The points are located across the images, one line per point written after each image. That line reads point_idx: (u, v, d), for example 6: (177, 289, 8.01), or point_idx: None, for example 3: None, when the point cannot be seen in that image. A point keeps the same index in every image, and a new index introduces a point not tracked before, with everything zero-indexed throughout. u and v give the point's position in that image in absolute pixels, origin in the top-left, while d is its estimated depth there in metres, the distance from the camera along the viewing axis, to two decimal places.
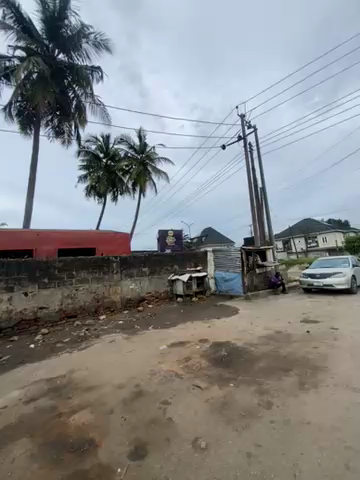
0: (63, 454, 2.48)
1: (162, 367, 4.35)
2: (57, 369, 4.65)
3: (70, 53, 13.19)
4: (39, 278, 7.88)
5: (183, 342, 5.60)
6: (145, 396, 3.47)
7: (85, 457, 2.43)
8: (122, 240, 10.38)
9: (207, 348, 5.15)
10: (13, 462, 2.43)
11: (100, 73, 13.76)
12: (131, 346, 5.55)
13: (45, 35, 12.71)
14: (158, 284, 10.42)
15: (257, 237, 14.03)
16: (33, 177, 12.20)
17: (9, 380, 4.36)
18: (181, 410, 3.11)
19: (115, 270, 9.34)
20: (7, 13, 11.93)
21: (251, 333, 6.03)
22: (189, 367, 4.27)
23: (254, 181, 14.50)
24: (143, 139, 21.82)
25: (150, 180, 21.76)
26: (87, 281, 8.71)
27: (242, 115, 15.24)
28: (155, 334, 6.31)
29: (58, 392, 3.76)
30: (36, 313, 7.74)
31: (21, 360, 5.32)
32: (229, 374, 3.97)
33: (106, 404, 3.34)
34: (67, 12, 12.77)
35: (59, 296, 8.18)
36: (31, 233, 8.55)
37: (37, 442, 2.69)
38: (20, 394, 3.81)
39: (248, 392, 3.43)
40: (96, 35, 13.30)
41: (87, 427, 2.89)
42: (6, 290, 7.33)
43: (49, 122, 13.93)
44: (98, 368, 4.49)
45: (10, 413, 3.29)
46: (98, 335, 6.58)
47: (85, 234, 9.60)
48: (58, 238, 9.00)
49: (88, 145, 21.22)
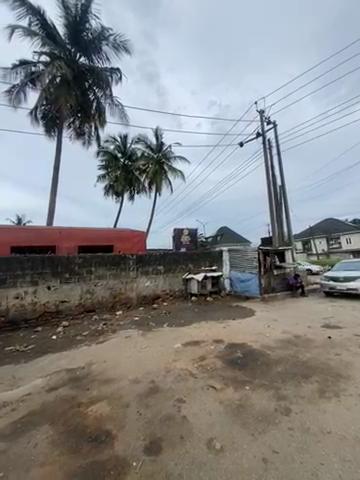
0: (82, 444, 2.59)
1: (177, 365, 4.39)
2: (77, 360, 4.88)
3: (91, 56, 13.66)
4: (61, 272, 8.28)
5: (197, 341, 5.60)
6: (160, 392, 3.53)
7: (101, 448, 2.52)
8: (138, 238, 10.59)
9: (222, 349, 5.10)
10: (35, 446, 2.60)
11: (119, 74, 14.20)
12: (146, 343, 5.67)
13: (68, 39, 13.20)
14: (172, 282, 10.48)
15: (274, 238, 13.59)
16: (55, 177, 12.79)
17: (33, 369, 4.65)
18: (196, 409, 3.11)
19: (132, 267, 9.55)
20: (33, 20, 12.51)
21: (267, 336, 5.86)
22: (203, 367, 4.26)
23: (273, 178, 14.00)
24: (160, 139, 21.97)
25: (166, 179, 21.93)
26: (105, 277, 9.01)
27: (261, 110, 14.77)
28: (170, 332, 6.38)
29: (78, 383, 3.94)
30: (57, 306, 8.16)
31: (44, 349, 5.65)
32: (245, 376, 3.90)
33: (122, 397, 3.44)
34: (88, 16, 13.26)
35: (79, 290, 8.55)
36: (54, 230, 9.02)
37: (58, 429, 2.85)
38: (43, 382, 4.05)
39: (265, 396, 3.34)
40: (115, 36, 13.68)
41: (105, 418, 3.01)
42: (31, 284, 7.81)
43: (71, 124, 14.40)
44: (115, 362, 4.64)
45: (34, 400, 3.51)
46: (114, 330, 6.78)
47: (103, 232, 9.92)
48: (79, 236, 9.39)
49: (106, 145, 21.85)
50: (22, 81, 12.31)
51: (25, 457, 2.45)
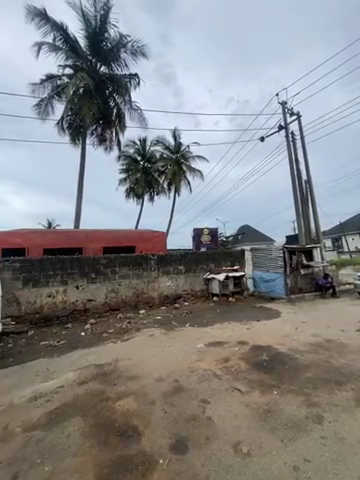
0: (111, 437, 2.71)
1: (200, 365, 4.38)
2: (104, 356, 5.12)
3: (111, 65, 14.26)
4: (88, 272, 8.74)
5: (221, 342, 5.52)
6: (185, 392, 3.54)
7: (129, 443, 2.61)
8: (158, 238, 10.77)
9: (246, 351, 4.96)
10: (69, 437, 2.77)
11: (137, 79, 14.69)
12: (169, 342, 5.72)
13: (89, 50, 13.87)
14: (193, 282, 10.47)
15: (301, 235, 12.85)
16: (81, 182, 13.54)
17: (65, 362, 4.98)
18: (221, 411, 3.07)
19: (153, 267, 9.74)
20: (57, 35, 13.25)
21: (295, 338, 5.57)
22: (227, 368, 4.19)
23: (297, 172, 13.27)
24: (178, 139, 22.07)
25: (185, 179, 21.95)
26: (128, 276, 9.31)
27: (283, 101, 14.05)
28: (192, 332, 6.38)
29: (106, 378, 4.13)
30: (85, 304, 8.64)
31: (74, 345, 6.03)
32: (272, 380, 3.75)
33: (148, 394, 3.53)
34: (107, 26, 13.86)
35: (104, 290, 8.95)
36: (80, 232, 9.55)
37: (88, 421, 3.01)
38: (74, 376, 4.32)
39: (294, 402, 3.18)
40: (132, 43, 14.21)
41: (132, 413, 3.11)
42: (61, 283, 8.36)
43: (94, 131, 15.04)
44: (140, 360, 4.78)
45: (67, 392, 3.76)
46: (138, 328, 6.97)
47: (126, 233, 10.26)
48: (103, 237, 9.84)
49: (127, 149, 22.56)
50: (49, 95, 13.22)
51: (59, 446, 2.64)
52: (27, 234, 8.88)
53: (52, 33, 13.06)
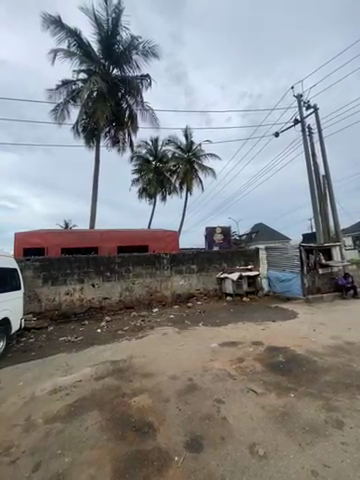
0: (127, 432, 2.78)
1: (214, 365, 4.36)
2: (120, 353, 5.25)
3: (123, 67, 14.49)
4: (103, 271, 8.99)
5: (235, 342, 5.46)
6: (199, 391, 3.54)
7: (145, 438, 2.66)
8: (171, 238, 10.84)
9: (261, 352, 4.86)
10: (87, 430, 2.88)
11: (148, 80, 14.83)
12: (183, 341, 5.74)
13: (102, 54, 14.17)
14: (206, 281, 10.42)
15: (319, 233, 12.33)
16: (95, 184, 13.93)
17: (83, 358, 5.16)
18: (236, 411, 3.04)
19: (166, 266, 9.81)
20: (71, 41, 13.67)
21: (313, 340, 5.37)
22: (242, 369, 4.13)
23: (315, 167, 12.73)
24: (189, 138, 22.00)
25: (197, 178, 21.85)
26: (141, 275, 9.47)
27: (299, 94, 13.50)
28: (206, 331, 6.35)
29: (121, 374, 4.24)
30: (100, 302, 8.90)
31: (91, 341, 6.24)
32: (288, 383, 3.65)
33: (162, 392, 3.57)
34: (119, 29, 14.12)
35: (119, 288, 9.16)
36: (96, 232, 9.84)
37: (105, 416, 3.11)
38: (91, 371, 4.47)
39: (313, 406, 3.08)
40: (144, 44, 14.42)
41: (147, 410, 3.17)
42: (78, 281, 8.67)
43: (107, 133, 15.28)
44: (154, 358, 4.84)
45: (85, 387, 3.90)
46: (152, 326, 7.07)
47: (139, 233, 10.43)
48: (117, 237, 10.07)
49: (139, 150, 22.83)
50: (65, 100, 13.69)
51: (78, 438, 2.75)
52: (46, 235, 9.30)
53: (66, 40, 13.48)
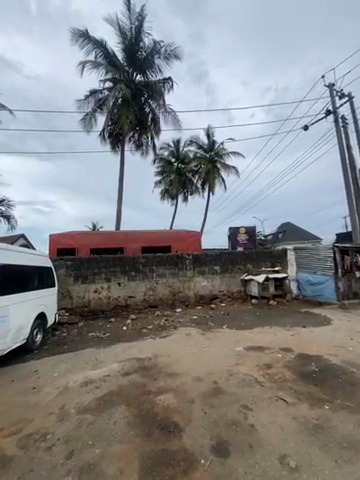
0: (153, 430, 2.83)
1: (240, 369, 4.23)
2: (145, 351, 5.39)
3: (146, 72, 14.95)
4: (128, 271, 9.31)
5: (262, 347, 5.24)
6: (224, 395, 3.47)
7: (171, 438, 2.68)
8: (193, 238, 10.81)
9: (291, 359, 4.60)
10: (115, 423, 3.01)
11: (170, 82, 15.09)
12: (206, 342, 5.69)
13: (126, 61, 14.71)
14: (230, 283, 10.20)
15: (356, 232, 11.29)
16: (120, 186, 14.53)
17: (111, 354, 5.41)
18: (264, 419, 2.92)
19: (189, 266, 9.82)
20: (98, 52, 14.38)
21: (351, 350, 4.92)
22: (270, 376, 3.95)
23: (350, 161, 11.68)
24: (212, 137, 21.75)
25: (219, 177, 21.51)
26: (164, 275, 9.61)
27: (330, 83, 12.52)
28: (230, 334, 6.21)
29: (147, 372, 4.34)
30: (126, 301, 9.24)
31: (118, 338, 6.51)
32: (322, 394, 3.39)
33: (187, 393, 3.57)
34: (141, 36, 14.61)
35: (143, 287, 9.41)
36: (121, 233, 10.26)
37: (132, 411, 3.21)
38: (119, 366, 4.66)
39: (351, 421, 2.82)
40: (166, 47, 14.80)
41: (172, 409, 3.20)
42: (106, 280, 9.12)
43: (131, 138, 15.80)
44: (178, 358, 4.87)
45: (113, 381, 4.08)
46: (175, 326, 7.14)
47: (162, 233, 10.60)
48: (141, 237, 10.36)
49: (161, 152, 23.21)
50: (93, 109, 14.51)
51: (107, 431, 2.88)
52: (76, 235, 9.96)
53: (94, 51, 14.25)
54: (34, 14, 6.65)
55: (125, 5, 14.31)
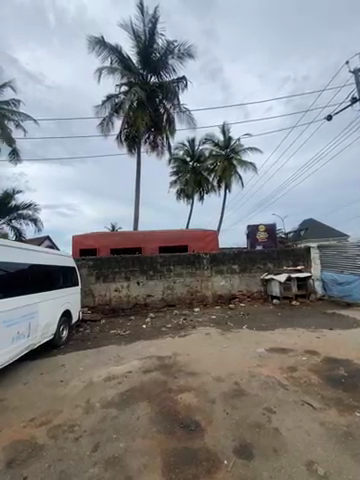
0: (175, 428, 2.86)
1: (262, 371, 4.12)
2: (164, 349, 5.47)
3: (160, 73, 15.11)
4: (146, 270, 9.48)
5: (285, 349, 5.05)
6: (246, 396, 3.40)
7: (193, 437, 2.69)
8: (210, 237, 10.73)
9: (317, 362, 4.37)
10: (138, 419, 3.08)
11: (184, 81, 15.14)
12: (226, 343, 5.61)
13: (140, 64, 14.94)
14: (249, 282, 9.96)
15: None
16: (137, 188, 14.81)
17: (132, 351, 5.55)
18: (289, 424, 2.81)
19: (206, 266, 9.75)
20: (113, 58, 14.74)
21: None
22: (295, 379, 3.79)
23: None
24: (227, 134, 21.35)
25: (236, 174, 21.07)
26: (182, 274, 9.64)
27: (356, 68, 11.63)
28: (251, 335, 6.07)
29: (167, 370, 4.39)
30: (145, 300, 9.42)
31: (138, 336, 6.66)
32: (353, 400, 3.19)
33: (208, 392, 3.56)
34: (155, 38, 14.78)
35: (161, 286, 9.53)
36: (139, 234, 10.48)
37: (154, 408, 3.27)
38: (139, 364, 4.77)
39: None
40: (179, 47, 14.87)
41: (193, 408, 3.20)
42: (125, 279, 9.37)
43: (146, 139, 15.93)
44: (198, 357, 4.87)
45: (134, 378, 4.18)
46: (194, 326, 7.13)
47: (179, 233, 10.65)
48: (159, 237, 10.49)
49: (176, 152, 23.26)
50: (110, 113, 14.95)
51: (130, 426, 2.96)
52: (97, 236, 10.36)
53: (109, 57, 14.64)
54: (53, 26, 7.00)
55: (138, 9, 14.54)
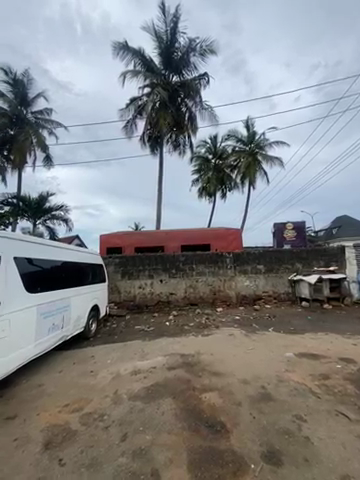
0: (200, 426, 2.87)
1: (291, 377, 3.92)
2: (188, 347, 5.50)
3: (182, 72, 15.12)
4: (169, 268, 9.61)
5: (316, 355, 4.74)
6: (274, 401, 3.28)
7: (218, 437, 2.68)
8: (234, 236, 10.51)
9: (353, 371, 4.03)
10: (163, 414, 3.15)
11: (206, 78, 15.00)
12: (251, 345, 5.45)
13: (162, 65, 15.07)
14: (275, 283, 9.53)
15: None
16: (160, 188, 15.06)
17: (156, 347, 5.70)
18: (322, 434, 2.64)
19: (229, 265, 9.56)
20: (136, 61, 15.09)
21: None
22: (328, 388, 3.54)
23: None
24: (251, 128, 20.59)
25: (260, 170, 20.28)
26: (204, 273, 9.58)
27: None
28: (278, 338, 5.81)
29: (191, 368, 4.42)
30: (167, 297, 9.57)
31: (161, 332, 6.80)
32: None
33: (233, 394, 3.50)
34: (177, 37, 14.84)
35: (183, 285, 9.59)
36: (162, 233, 10.67)
37: (179, 405, 3.31)
38: (164, 360, 4.87)
39: None
40: (201, 44, 14.74)
41: (218, 409, 3.18)
42: (148, 277, 9.62)
43: (169, 139, 16.03)
44: (222, 358, 4.81)
45: (159, 374, 4.28)
46: (217, 325, 7.06)
47: (201, 232, 10.59)
48: (181, 236, 10.56)
49: (198, 150, 23.09)
50: (133, 116, 15.36)
51: (156, 420, 3.04)
52: (122, 235, 10.79)
53: (133, 61, 15.01)
54: None
55: (160, 10, 14.67)
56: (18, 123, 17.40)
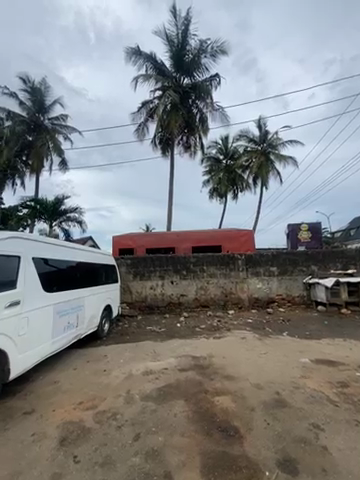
0: (212, 430, 2.84)
1: (307, 383, 3.79)
2: (200, 349, 5.47)
3: (193, 74, 15.18)
4: (180, 270, 9.62)
5: (334, 362, 4.54)
6: (289, 409, 3.17)
7: (231, 442, 2.64)
8: (246, 237, 10.36)
9: None
10: (175, 416, 3.15)
11: (218, 79, 14.97)
12: (265, 349, 5.32)
13: (173, 67, 15.20)
14: (289, 286, 9.27)
15: None
16: (171, 190, 15.16)
17: (167, 348, 5.72)
18: (341, 444, 2.52)
19: (241, 267, 9.41)
20: (148, 65, 15.30)
21: None
22: (347, 396, 3.39)
23: None
24: (263, 128, 20.27)
25: (273, 170, 19.89)
26: (215, 275, 9.50)
27: None
28: (293, 343, 5.64)
29: (203, 371, 4.39)
30: (178, 299, 9.58)
31: (172, 334, 6.82)
32: None
33: (246, 399, 3.44)
34: (188, 39, 14.96)
35: (194, 287, 9.56)
36: (173, 234, 10.72)
37: (191, 407, 3.30)
38: (175, 362, 4.87)
39: None
40: (212, 45, 14.75)
41: (231, 413, 3.13)
42: (160, 278, 9.68)
43: (180, 141, 16.16)
44: (234, 361, 4.74)
45: (171, 375, 4.29)
46: (229, 328, 6.97)
47: (212, 233, 10.52)
48: (192, 237, 10.56)
49: (209, 151, 23.03)
50: (145, 119, 15.61)
51: (168, 422, 3.04)
52: (134, 237, 10.95)
53: (144, 65, 15.25)
54: None
55: (171, 13, 14.84)
56: (36, 129, 18.20)
